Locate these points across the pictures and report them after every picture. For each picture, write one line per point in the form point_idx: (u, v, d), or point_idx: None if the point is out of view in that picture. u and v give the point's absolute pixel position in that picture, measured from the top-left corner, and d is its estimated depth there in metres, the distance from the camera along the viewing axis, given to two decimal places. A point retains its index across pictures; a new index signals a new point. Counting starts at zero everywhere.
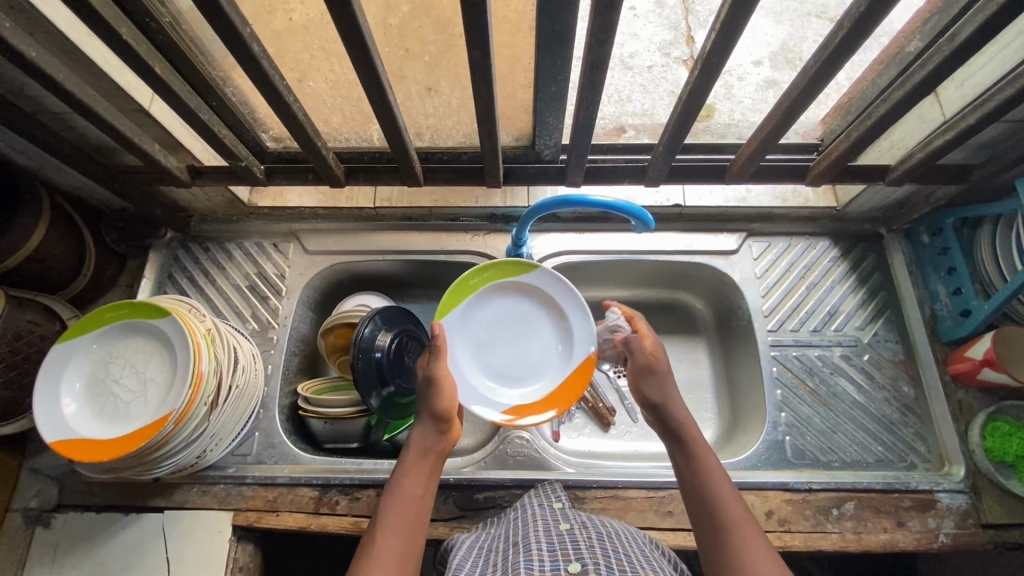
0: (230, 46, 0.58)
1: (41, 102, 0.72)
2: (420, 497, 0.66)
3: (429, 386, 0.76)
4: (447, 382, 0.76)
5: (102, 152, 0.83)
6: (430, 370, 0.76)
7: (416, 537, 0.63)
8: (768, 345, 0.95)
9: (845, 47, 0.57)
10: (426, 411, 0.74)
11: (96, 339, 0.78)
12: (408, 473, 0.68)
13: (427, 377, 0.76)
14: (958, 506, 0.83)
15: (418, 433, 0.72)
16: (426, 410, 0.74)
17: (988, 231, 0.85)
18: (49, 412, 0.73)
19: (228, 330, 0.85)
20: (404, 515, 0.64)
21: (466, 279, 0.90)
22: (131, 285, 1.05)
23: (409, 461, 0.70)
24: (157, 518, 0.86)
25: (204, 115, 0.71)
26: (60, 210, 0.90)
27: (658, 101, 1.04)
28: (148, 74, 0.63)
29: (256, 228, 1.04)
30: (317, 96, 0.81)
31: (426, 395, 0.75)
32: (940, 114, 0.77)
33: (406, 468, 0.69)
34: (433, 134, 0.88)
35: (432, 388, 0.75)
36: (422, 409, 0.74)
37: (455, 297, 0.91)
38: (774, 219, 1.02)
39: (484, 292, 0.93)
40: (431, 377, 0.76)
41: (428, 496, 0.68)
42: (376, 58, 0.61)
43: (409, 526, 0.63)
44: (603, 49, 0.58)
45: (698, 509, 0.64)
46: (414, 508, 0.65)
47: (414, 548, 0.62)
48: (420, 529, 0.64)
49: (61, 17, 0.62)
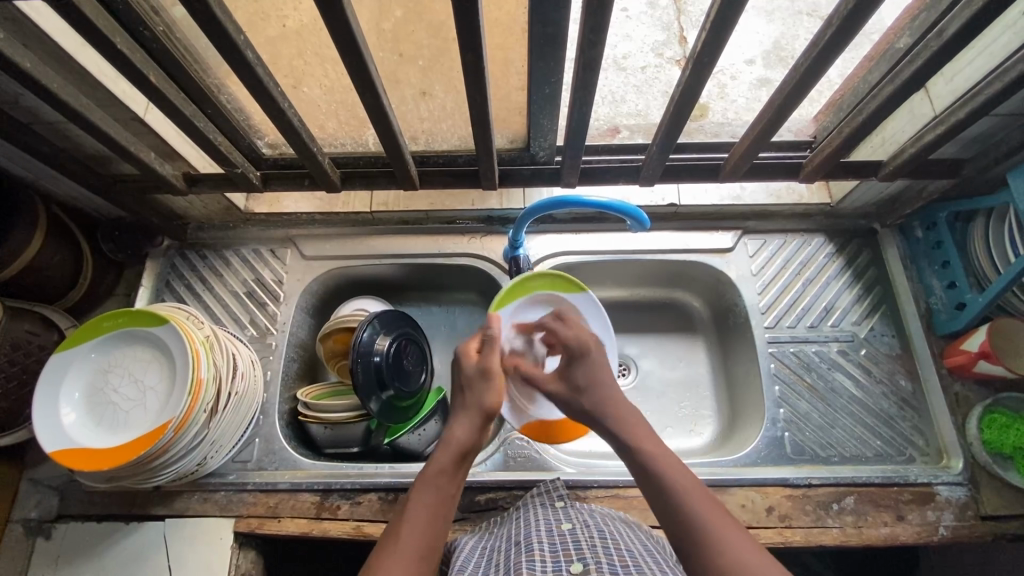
0: (225, 54, 0.58)
1: (36, 113, 0.72)
2: (448, 499, 0.65)
3: (484, 379, 0.75)
4: (499, 378, 0.75)
5: (98, 162, 0.83)
6: (487, 362, 0.76)
7: (441, 538, 0.62)
8: (765, 342, 0.96)
9: (834, 44, 0.58)
10: (478, 405, 0.72)
11: (95, 348, 0.78)
12: (446, 469, 0.67)
13: (480, 367, 0.76)
14: (957, 498, 0.84)
15: (463, 428, 0.71)
16: (475, 405, 0.73)
17: (981, 225, 0.85)
18: (49, 421, 0.73)
19: (227, 337, 0.85)
20: (433, 511, 0.63)
21: (524, 281, 0.88)
22: (128, 293, 1.05)
23: (445, 457, 0.68)
24: (157, 526, 0.85)
25: (198, 123, 0.71)
26: (56, 220, 0.90)
27: (652, 101, 1.05)
28: (143, 82, 0.63)
29: (253, 235, 1.04)
30: (311, 102, 0.81)
31: (478, 389, 0.74)
32: (930, 109, 0.77)
33: (445, 463, 0.67)
34: (428, 138, 0.89)
35: (488, 382, 0.74)
36: (473, 402, 0.73)
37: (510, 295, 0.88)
38: (768, 216, 1.02)
39: (537, 299, 0.89)
40: (488, 371, 0.75)
41: (456, 495, 0.67)
42: (370, 63, 0.61)
43: (437, 527, 0.62)
44: (595, 50, 0.59)
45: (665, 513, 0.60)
46: (446, 506, 0.65)
47: (438, 549, 0.61)
48: (443, 532, 0.63)
49: (55, 27, 0.62)
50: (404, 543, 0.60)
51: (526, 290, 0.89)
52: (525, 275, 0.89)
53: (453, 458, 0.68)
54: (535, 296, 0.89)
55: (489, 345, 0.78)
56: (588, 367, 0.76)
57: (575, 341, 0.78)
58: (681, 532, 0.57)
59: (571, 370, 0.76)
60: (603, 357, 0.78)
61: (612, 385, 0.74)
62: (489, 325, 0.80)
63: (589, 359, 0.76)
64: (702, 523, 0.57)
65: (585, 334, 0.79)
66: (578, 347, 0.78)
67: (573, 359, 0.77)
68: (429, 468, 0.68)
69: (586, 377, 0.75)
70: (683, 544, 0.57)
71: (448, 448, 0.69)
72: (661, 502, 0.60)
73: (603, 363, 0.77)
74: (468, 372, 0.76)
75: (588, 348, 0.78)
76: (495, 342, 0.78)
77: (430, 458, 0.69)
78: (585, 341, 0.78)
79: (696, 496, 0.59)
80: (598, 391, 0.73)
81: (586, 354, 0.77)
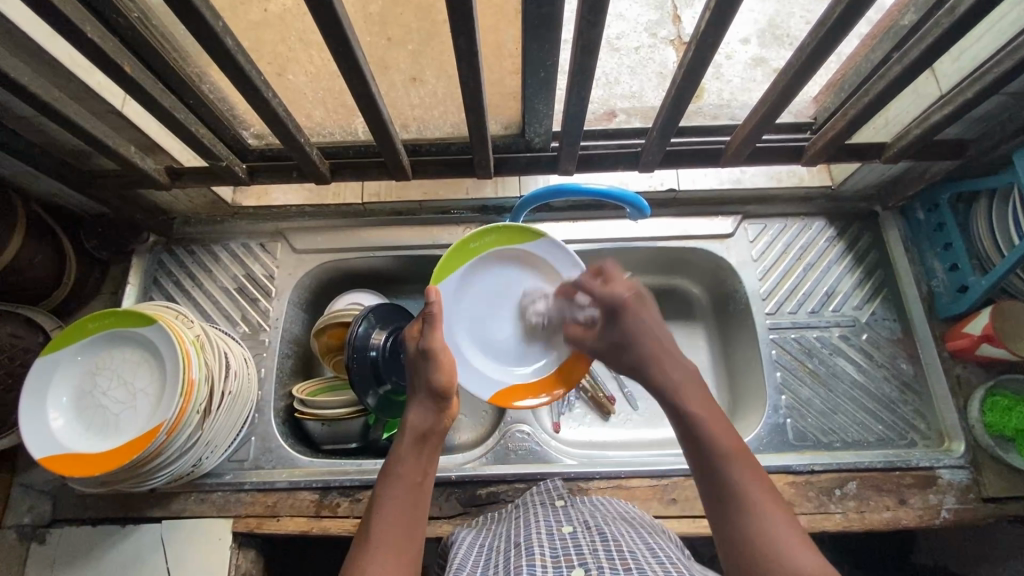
0: (204, 44, 0.55)
1: (8, 108, 0.69)
2: (418, 485, 0.64)
3: (426, 359, 0.73)
4: (443, 353, 0.73)
5: (76, 157, 0.80)
6: (427, 341, 0.73)
7: (416, 524, 0.61)
8: (766, 328, 0.95)
9: (844, 22, 0.55)
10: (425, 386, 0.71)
11: (80, 351, 0.76)
12: (407, 454, 0.67)
13: (421, 348, 0.73)
14: (959, 481, 0.84)
15: (417, 413, 0.70)
16: (424, 386, 0.72)
17: (984, 207, 0.84)
18: (36, 428, 0.71)
19: (218, 335, 0.83)
20: (405, 502, 0.62)
21: (469, 241, 0.84)
22: (115, 292, 1.01)
23: (406, 444, 0.68)
24: (154, 528, 0.84)
25: (179, 114, 0.68)
26: (36, 218, 0.87)
27: (647, 83, 0.99)
28: (118, 74, 0.60)
29: (242, 229, 1.01)
30: (297, 90, 0.78)
31: (420, 368, 0.73)
32: (936, 89, 0.75)
33: (403, 448, 0.67)
34: (419, 125, 0.85)
35: (429, 361, 0.72)
36: (421, 384, 0.72)
37: (451, 262, 0.83)
38: (770, 200, 1.00)
39: (485, 258, 0.86)
40: (426, 349, 0.73)
41: (428, 479, 0.67)
42: (357, 49, 0.58)
43: (410, 518, 0.62)
44: (594, 32, 0.56)
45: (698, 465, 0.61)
46: (413, 496, 0.63)
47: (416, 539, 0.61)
48: (419, 520, 0.62)
49: (22, 17, 0.59)
50: (375, 538, 0.59)
51: (471, 252, 0.85)
52: (464, 237, 0.84)
53: (412, 443, 0.67)
54: (484, 257, 0.86)
55: (427, 322, 0.74)
56: (626, 324, 0.76)
57: (616, 298, 0.77)
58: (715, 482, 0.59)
59: (612, 326, 0.77)
60: (643, 307, 0.77)
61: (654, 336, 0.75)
62: (426, 300, 0.74)
63: (637, 316, 0.76)
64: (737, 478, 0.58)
65: (626, 291, 0.78)
66: (623, 303, 0.77)
67: (619, 315, 0.77)
68: (391, 458, 0.67)
69: (642, 324, 0.76)
70: (715, 491, 0.59)
71: (406, 433, 0.69)
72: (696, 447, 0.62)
73: (648, 317, 0.76)
74: (409, 356, 0.75)
75: (629, 303, 0.77)
76: (436, 320, 0.74)
77: (396, 443, 0.68)
78: (631, 295, 0.77)
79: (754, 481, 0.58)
80: (642, 345, 0.74)
81: (628, 313, 0.76)
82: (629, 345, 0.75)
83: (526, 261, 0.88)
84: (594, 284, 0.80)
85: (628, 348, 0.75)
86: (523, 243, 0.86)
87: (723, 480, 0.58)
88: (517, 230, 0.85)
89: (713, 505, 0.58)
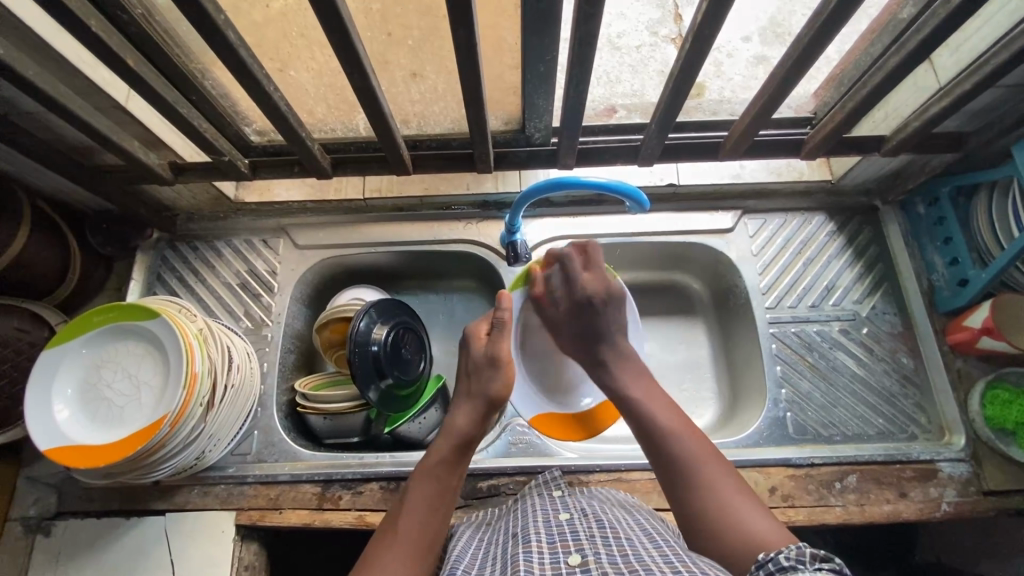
0: (207, 37, 0.56)
1: (14, 103, 0.70)
2: (447, 490, 0.65)
3: (492, 366, 0.73)
4: (509, 364, 0.74)
5: (81, 153, 0.81)
6: (494, 349, 0.74)
7: (438, 531, 0.62)
8: (766, 323, 0.95)
9: (840, 14, 0.56)
10: (481, 394, 0.72)
11: (85, 344, 0.77)
12: (447, 457, 0.67)
13: (489, 354, 0.74)
14: (959, 474, 0.84)
15: (465, 417, 0.71)
16: (480, 394, 0.72)
17: (984, 200, 0.84)
18: (41, 419, 0.72)
19: (221, 329, 0.83)
20: (432, 505, 0.63)
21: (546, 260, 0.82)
22: (119, 288, 1.03)
23: (448, 447, 0.68)
24: (158, 521, 0.85)
25: (182, 109, 0.69)
26: (41, 214, 0.88)
27: (648, 81, 0.96)
28: (122, 68, 0.60)
29: (244, 225, 1.02)
30: (299, 86, 0.78)
31: (483, 376, 0.73)
32: (935, 81, 0.75)
33: (446, 451, 0.68)
34: (420, 121, 0.86)
35: (495, 370, 0.73)
36: (478, 391, 0.72)
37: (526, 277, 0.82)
38: (770, 195, 1.01)
39: None
40: (494, 357, 0.73)
41: (458, 486, 0.67)
42: (358, 43, 0.59)
43: (434, 521, 0.63)
44: (592, 25, 0.57)
45: (650, 449, 0.66)
46: (444, 501, 0.64)
47: (436, 545, 0.61)
48: (440, 527, 0.63)
49: (28, 12, 0.59)
50: (405, 539, 0.60)
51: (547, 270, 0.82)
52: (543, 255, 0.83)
53: (455, 448, 0.68)
54: None
55: (496, 327, 0.76)
56: (600, 323, 0.76)
57: (590, 295, 0.76)
58: (667, 463, 0.63)
59: (581, 320, 0.76)
60: (614, 306, 0.77)
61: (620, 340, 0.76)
62: (499, 306, 0.76)
63: (606, 313, 0.76)
64: (689, 459, 0.63)
65: (599, 291, 0.76)
66: (591, 298, 0.76)
67: (593, 311, 0.75)
68: (430, 459, 0.68)
69: (609, 323, 0.76)
70: (668, 473, 0.63)
71: (450, 436, 0.69)
72: (645, 434, 0.66)
73: (614, 318, 0.77)
74: (474, 360, 0.75)
75: (603, 301, 0.76)
76: (505, 327, 0.76)
77: (437, 446, 0.69)
78: (605, 295, 0.76)
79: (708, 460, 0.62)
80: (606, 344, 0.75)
81: (594, 311, 0.76)
82: (596, 342, 0.75)
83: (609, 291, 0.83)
84: (576, 264, 0.78)
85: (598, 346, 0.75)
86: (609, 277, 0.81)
87: (675, 461, 0.63)
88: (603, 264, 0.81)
89: (669, 483, 0.63)
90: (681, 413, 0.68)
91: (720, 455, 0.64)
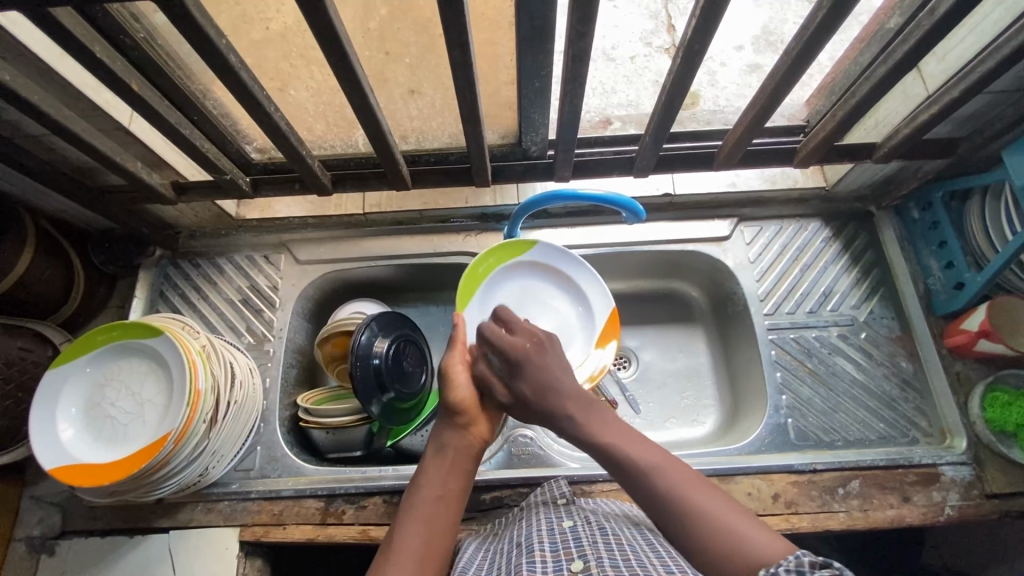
0: (209, 61, 0.57)
1: (18, 126, 0.71)
2: (441, 497, 0.63)
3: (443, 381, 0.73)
4: (455, 373, 0.73)
5: (86, 174, 0.82)
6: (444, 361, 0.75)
7: (438, 537, 0.60)
8: (765, 329, 0.95)
9: (827, 26, 0.57)
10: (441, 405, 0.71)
11: (90, 362, 0.77)
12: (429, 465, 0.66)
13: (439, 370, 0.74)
14: (962, 478, 0.84)
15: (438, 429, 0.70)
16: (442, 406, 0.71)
17: (976, 204, 0.85)
18: (46, 438, 0.72)
19: (224, 345, 0.84)
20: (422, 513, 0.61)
21: (475, 267, 0.88)
22: (122, 305, 1.03)
23: (428, 458, 0.67)
24: (162, 538, 0.85)
25: (184, 129, 0.70)
26: (45, 234, 0.89)
27: (642, 91, 0.97)
28: (127, 92, 0.62)
29: (246, 241, 1.03)
30: (299, 104, 0.80)
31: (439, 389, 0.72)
32: (923, 89, 0.77)
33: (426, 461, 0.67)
34: (418, 136, 0.88)
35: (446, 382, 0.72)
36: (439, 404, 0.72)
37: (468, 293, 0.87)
38: (765, 202, 1.01)
39: (498, 273, 0.91)
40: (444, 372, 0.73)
41: (456, 493, 0.64)
42: (356, 63, 0.60)
43: (430, 526, 0.60)
44: (585, 41, 0.58)
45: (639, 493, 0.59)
46: (436, 507, 0.62)
47: (436, 554, 0.59)
48: (441, 534, 0.60)
49: (34, 39, 0.61)
50: (396, 552, 0.57)
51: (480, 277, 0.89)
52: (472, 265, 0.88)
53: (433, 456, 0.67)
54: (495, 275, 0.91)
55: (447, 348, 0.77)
56: (529, 372, 0.70)
57: (517, 348, 0.71)
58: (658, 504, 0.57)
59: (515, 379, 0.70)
60: (543, 353, 0.71)
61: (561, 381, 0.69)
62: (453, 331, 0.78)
63: (543, 359, 0.71)
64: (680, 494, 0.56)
65: (528, 339, 0.72)
66: (522, 352, 0.71)
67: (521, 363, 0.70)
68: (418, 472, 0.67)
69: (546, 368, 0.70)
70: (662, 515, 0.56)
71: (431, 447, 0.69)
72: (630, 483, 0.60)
73: (550, 361, 0.71)
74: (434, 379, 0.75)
75: (529, 354, 0.71)
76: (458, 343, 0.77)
77: (422, 463, 0.67)
78: (533, 343, 0.72)
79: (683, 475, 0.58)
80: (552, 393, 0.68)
81: (536, 355, 0.71)
82: (543, 391, 0.68)
83: (537, 267, 0.94)
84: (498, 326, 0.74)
85: (542, 397, 0.68)
86: (524, 253, 0.92)
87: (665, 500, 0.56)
88: (519, 242, 0.91)
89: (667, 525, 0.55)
90: (652, 440, 0.63)
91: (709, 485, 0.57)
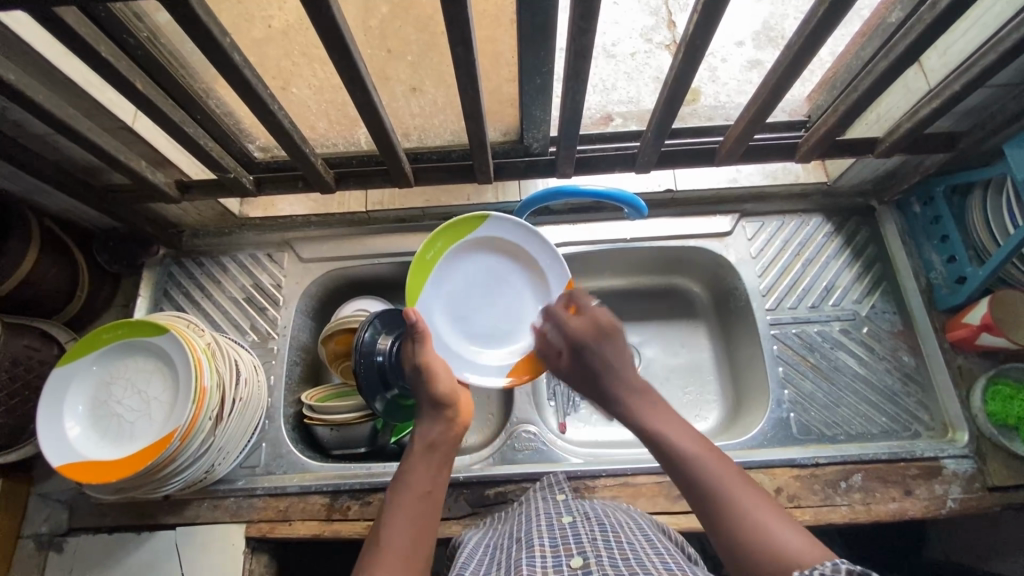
0: (214, 59, 0.58)
1: (23, 126, 0.71)
2: (427, 493, 0.65)
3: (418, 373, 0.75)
4: (433, 365, 0.75)
5: (90, 174, 0.83)
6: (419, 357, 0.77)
7: (426, 533, 0.61)
8: (767, 324, 0.96)
9: (828, 21, 0.57)
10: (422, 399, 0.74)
11: (96, 361, 0.78)
12: (416, 462, 0.68)
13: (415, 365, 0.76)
14: (964, 471, 0.84)
15: (423, 424, 0.72)
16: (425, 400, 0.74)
17: (978, 199, 0.85)
18: (52, 436, 0.73)
19: (228, 343, 0.84)
20: (407, 509, 0.63)
21: (422, 257, 0.85)
22: (126, 304, 1.05)
23: (413, 455, 0.69)
24: (169, 535, 0.86)
25: (188, 128, 0.71)
26: (51, 233, 0.90)
27: (643, 88, 0.97)
28: (131, 91, 0.62)
29: (249, 239, 1.04)
30: (301, 103, 0.80)
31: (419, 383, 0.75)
32: (924, 84, 0.77)
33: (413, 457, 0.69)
34: (420, 134, 0.88)
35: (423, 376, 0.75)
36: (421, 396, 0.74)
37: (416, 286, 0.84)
38: (766, 198, 1.02)
39: (449, 257, 0.87)
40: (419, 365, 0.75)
41: (437, 491, 0.66)
42: (359, 60, 0.61)
43: (417, 521, 0.62)
44: (587, 37, 0.58)
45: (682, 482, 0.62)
46: (422, 504, 0.64)
47: (424, 546, 0.60)
48: (427, 528, 0.62)
49: (39, 39, 0.61)
50: (386, 544, 0.59)
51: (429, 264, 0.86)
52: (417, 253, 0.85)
53: (420, 453, 0.69)
54: (445, 260, 0.87)
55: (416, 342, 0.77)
56: (596, 351, 0.77)
57: (578, 334, 0.79)
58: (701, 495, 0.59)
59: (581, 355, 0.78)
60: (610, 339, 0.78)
61: (619, 370, 0.75)
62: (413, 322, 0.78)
63: (601, 346, 0.77)
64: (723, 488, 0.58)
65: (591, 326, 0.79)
66: (585, 337, 0.78)
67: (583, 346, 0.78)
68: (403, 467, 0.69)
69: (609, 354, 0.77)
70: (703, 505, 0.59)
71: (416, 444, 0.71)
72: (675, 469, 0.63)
73: (614, 350, 0.77)
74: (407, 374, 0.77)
75: (593, 338, 0.78)
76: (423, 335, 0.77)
77: (406, 458, 0.70)
78: (597, 331, 0.78)
79: (722, 468, 0.61)
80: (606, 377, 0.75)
81: (602, 340, 0.78)
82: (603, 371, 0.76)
83: (492, 245, 0.89)
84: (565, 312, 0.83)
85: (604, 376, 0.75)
86: (473, 231, 0.87)
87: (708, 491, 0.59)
88: (465, 220, 0.86)
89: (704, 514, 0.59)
90: (698, 435, 0.66)
91: (751, 483, 0.59)
